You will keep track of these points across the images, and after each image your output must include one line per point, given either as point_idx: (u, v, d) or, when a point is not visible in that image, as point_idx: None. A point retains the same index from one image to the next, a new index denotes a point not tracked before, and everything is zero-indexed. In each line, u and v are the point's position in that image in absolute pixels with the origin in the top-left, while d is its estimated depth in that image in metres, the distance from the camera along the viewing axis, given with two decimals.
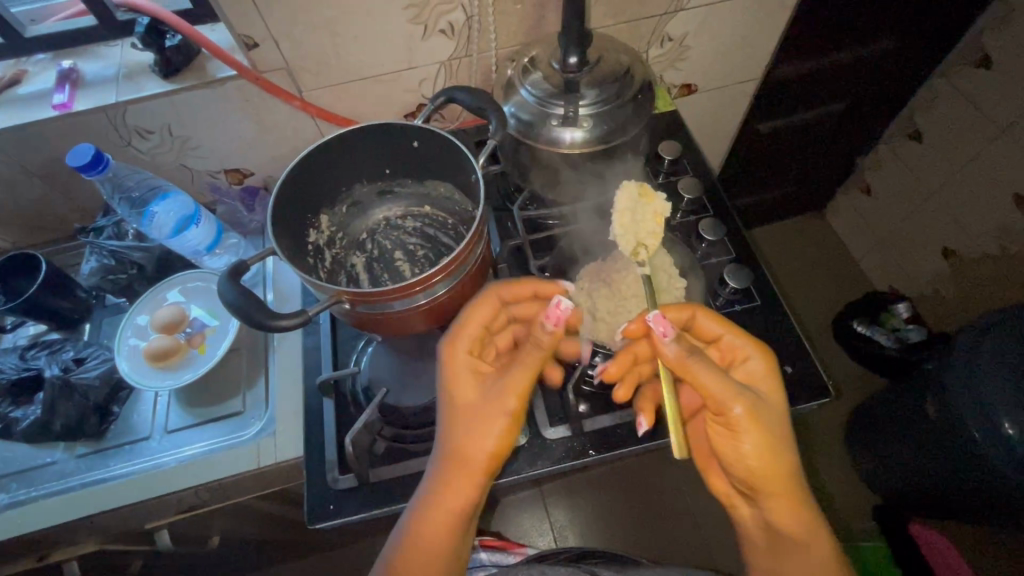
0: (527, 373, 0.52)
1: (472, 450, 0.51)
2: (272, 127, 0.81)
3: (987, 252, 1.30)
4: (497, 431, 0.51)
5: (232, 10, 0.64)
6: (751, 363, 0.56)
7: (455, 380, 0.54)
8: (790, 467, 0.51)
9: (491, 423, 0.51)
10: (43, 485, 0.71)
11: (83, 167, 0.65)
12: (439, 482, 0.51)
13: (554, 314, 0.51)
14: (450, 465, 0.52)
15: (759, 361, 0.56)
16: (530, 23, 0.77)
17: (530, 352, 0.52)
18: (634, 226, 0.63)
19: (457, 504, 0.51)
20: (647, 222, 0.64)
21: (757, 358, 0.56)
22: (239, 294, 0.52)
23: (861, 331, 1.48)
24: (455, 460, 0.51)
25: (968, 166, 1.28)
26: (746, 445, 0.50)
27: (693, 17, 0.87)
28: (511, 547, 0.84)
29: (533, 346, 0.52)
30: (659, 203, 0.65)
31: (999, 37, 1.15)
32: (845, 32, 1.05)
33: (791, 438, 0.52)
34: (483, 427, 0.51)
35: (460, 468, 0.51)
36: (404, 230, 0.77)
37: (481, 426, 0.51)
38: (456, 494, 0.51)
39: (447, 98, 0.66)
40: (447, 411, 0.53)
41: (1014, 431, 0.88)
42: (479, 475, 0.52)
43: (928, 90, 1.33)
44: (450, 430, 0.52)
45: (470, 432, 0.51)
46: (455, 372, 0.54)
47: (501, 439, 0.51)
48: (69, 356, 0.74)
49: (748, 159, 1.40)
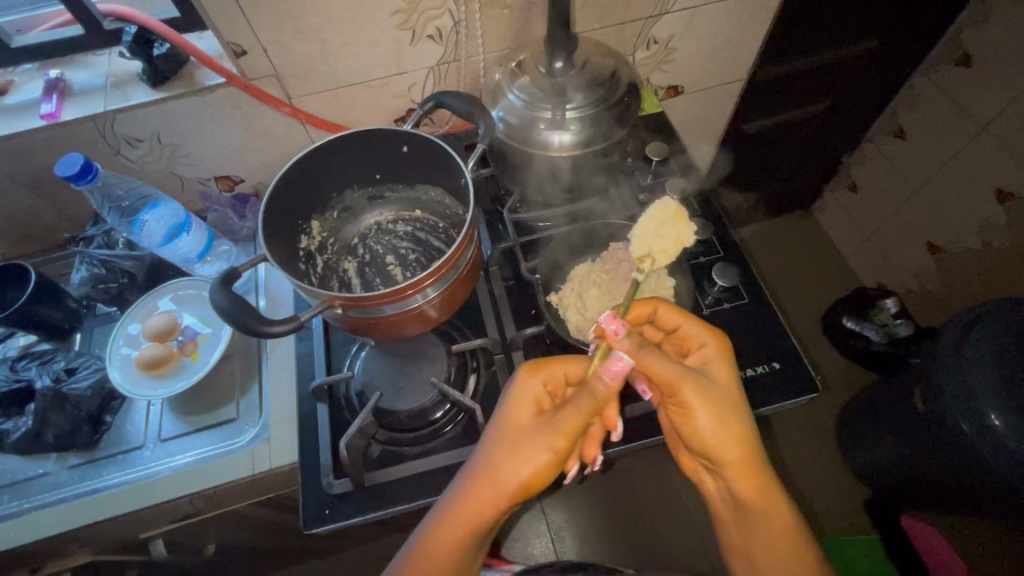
0: (579, 415, 0.51)
1: (501, 471, 0.50)
2: (262, 133, 0.82)
3: (970, 246, 1.32)
4: (535, 461, 0.50)
5: (219, 18, 0.64)
6: (706, 348, 0.57)
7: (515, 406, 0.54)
8: (744, 443, 0.52)
9: (533, 452, 0.50)
10: (35, 497, 0.71)
11: (72, 176, 0.65)
12: (463, 495, 0.52)
13: (613, 368, 0.51)
14: (476, 482, 0.51)
15: (713, 344, 0.56)
16: (517, 27, 0.77)
17: (583, 396, 0.52)
18: (655, 236, 0.61)
19: (474, 519, 0.51)
20: (670, 234, 0.61)
21: (711, 341, 0.57)
22: (231, 301, 0.52)
23: (851, 327, 1.49)
24: (479, 477, 0.51)
25: (951, 163, 1.30)
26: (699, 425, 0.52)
27: (678, 19, 0.88)
28: (498, 564, 0.81)
29: (588, 395, 0.52)
30: (687, 231, 0.62)
31: (977, 36, 1.17)
32: (828, 33, 1.07)
33: (747, 415, 0.53)
34: (523, 454, 0.50)
35: (484, 486, 0.51)
36: (396, 234, 0.78)
37: (521, 453, 0.50)
38: (471, 508, 0.51)
39: (436, 103, 0.66)
40: (495, 432, 0.54)
41: (1000, 422, 0.89)
42: (504, 499, 0.51)
43: (910, 88, 1.35)
44: (488, 450, 0.53)
45: (509, 456, 0.51)
46: (520, 402, 0.54)
47: (538, 471, 0.50)
48: (59, 366, 0.74)
49: (736, 159, 1.41)
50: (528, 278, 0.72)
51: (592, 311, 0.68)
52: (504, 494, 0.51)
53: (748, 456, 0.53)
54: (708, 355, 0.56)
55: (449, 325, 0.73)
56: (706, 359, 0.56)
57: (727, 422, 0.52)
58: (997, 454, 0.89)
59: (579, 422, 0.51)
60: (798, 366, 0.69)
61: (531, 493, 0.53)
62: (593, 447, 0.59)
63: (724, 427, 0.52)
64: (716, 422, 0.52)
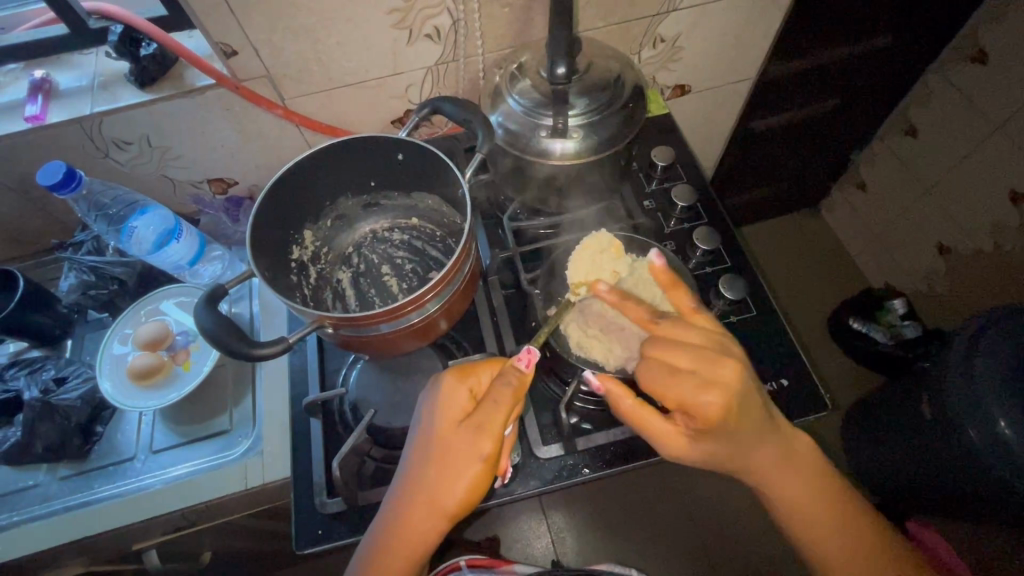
0: (497, 419, 0.50)
1: (437, 492, 0.51)
2: (255, 135, 0.79)
3: (981, 248, 1.29)
4: (463, 478, 0.51)
5: (208, 18, 0.62)
6: (706, 402, 0.50)
7: (434, 418, 0.53)
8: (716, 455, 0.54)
9: (464, 470, 0.51)
10: (25, 509, 0.69)
11: (55, 185, 0.63)
12: (400, 518, 0.52)
13: (527, 358, 0.52)
14: (414, 503, 0.52)
15: (716, 394, 0.50)
16: (518, 26, 0.74)
17: (499, 399, 0.51)
18: (592, 262, 0.67)
19: (423, 535, 0.52)
20: (607, 266, 0.67)
21: (710, 394, 0.50)
22: (217, 321, 0.50)
23: (857, 328, 1.46)
24: (419, 495, 0.52)
25: (964, 162, 1.27)
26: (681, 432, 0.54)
27: (686, 17, 0.85)
28: (500, 565, 0.76)
29: (502, 391, 0.51)
30: (620, 263, 0.68)
31: (993, 32, 1.13)
32: (839, 28, 1.04)
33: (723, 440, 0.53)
34: (452, 475, 0.51)
35: (423, 507, 0.52)
36: (392, 243, 0.76)
37: (451, 473, 0.51)
38: (416, 525, 0.52)
39: (433, 109, 0.64)
40: (422, 450, 0.53)
41: (1010, 431, 0.86)
42: (443, 518, 0.52)
43: (923, 85, 1.31)
44: (418, 465, 0.53)
45: (440, 476, 0.51)
46: (440, 412, 0.53)
47: (469, 487, 0.51)
48: (49, 376, 0.72)
49: (743, 158, 1.38)
50: (528, 290, 0.70)
51: (594, 328, 0.65)
52: (441, 510, 0.52)
53: (769, 463, 0.57)
54: (709, 410, 0.50)
55: (447, 337, 0.71)
56: (714, 412, 0.50)
57: (720, 446, 0.54)
58: (1003, 463, 0.87)
59: (503, 423, 0.51)
60: (804, 380, 0.67)
61: (470, 509, 0.54)
62: (506, 457, 0.56)
63: (706, 454, 0.54)
64: (704, 453, 0.55)
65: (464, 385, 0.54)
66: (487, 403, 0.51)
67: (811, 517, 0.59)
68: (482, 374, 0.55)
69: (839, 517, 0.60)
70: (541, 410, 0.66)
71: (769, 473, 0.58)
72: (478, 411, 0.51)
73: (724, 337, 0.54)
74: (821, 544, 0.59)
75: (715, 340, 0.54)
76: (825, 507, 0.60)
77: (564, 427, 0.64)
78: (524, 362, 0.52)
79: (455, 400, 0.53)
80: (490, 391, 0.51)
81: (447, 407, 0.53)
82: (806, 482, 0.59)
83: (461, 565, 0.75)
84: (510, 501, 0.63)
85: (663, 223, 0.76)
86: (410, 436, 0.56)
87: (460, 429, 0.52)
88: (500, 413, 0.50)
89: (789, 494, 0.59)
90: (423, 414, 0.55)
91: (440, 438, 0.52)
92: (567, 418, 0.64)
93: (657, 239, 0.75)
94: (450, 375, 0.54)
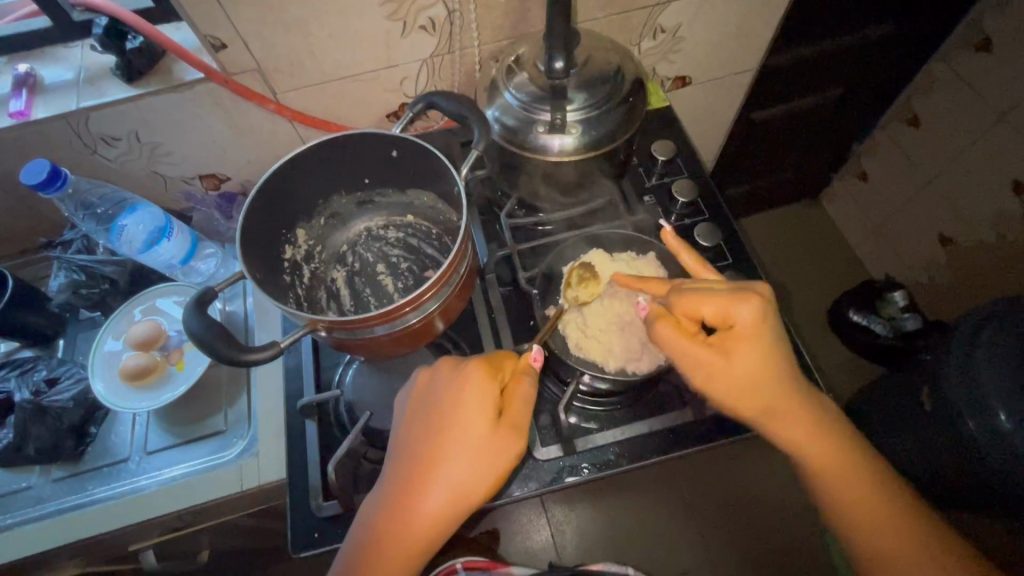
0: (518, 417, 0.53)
1: (467, 481, 0.51)
2: (246, 130, 0.77)
3: (984, 240, 1.27)
4: (496, 473, 0.51)
5: (194, 9, 0.60)
6: (736, 309, 0.51)
7: (455, 407, 0.52)
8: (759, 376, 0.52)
9: (484, 471, 0.51)
10: (19, 511, 0.69)
11: (39, 184, 0.62)
12: (399, 515, 0.51)
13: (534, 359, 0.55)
14: (422, 504, 0.51)
15: (747, 303, 0.51)
16: (514, 18, 0.72)
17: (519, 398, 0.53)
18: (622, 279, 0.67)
19: (429, 529, 0.51)
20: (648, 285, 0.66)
21: (750, 300, 0.51)
22: (207, 325, 0.49)
23: (857, 320, 1.44)
24: (443, 484, 0.51)
25: (967, 152, 1.25)
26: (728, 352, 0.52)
27: (686, 8, 0.83)
28: (496, 566, 0.75)
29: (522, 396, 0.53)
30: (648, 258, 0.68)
31: (1000, 20, 1.11)
32: (842, 15, 1.01)
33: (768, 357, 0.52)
34: (471, 475, 0.51)
35: (429, 507, 0.51)
36: (387, 240, 0.75)
37: (471, 474, 0.51)
38: (432, 512, 0.51)
39: (427, 104, 0.62)
40: (429, 439, 0.53)
41: (1009, 423, 0.84)
42: (448, 518, 0.52)
43: (927, 74, 1.30)
44: (439, 453, 0.52)
45: (458, 473, 0.51)
46: (470, 403, 0.52)
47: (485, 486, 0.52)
48: (41, 377, 0.71)
49: (744, 150, 1.36)
50: (525, 288, 0.69)
51: (594, 328, 0.64)
52: (464, 499, 0.52)
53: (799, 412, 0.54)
54: (746, 309, 0.50)
55: (444, 337, 0.70)
56: (749, 320, 0.51)
57: (756, 381, 0.52)
58: (1005, 457, 0.85)
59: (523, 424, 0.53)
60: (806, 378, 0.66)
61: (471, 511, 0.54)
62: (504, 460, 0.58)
63: (748, 376, 0.52)
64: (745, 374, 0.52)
65: (493, 375, 0.53)
66: (516, 401, 0.53)
67: (839, 478, 0.55)
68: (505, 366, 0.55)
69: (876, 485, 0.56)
70: (540, 411, 0.65)
71: (794, 428, 0.54)
72: (513, 404, 0.53)
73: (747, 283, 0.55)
74: (857, 514, 0.55)
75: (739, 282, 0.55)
76: (856, 468, 0.56)
77: (563, 428, 0.63)
78: (535, 360, 0.56)
79: (485, 390, 0.52)
80: (521, 385, 0.54)
81: (472, 394, 0.52)
82: (840, 448, 0.56)
83: (457, 567, 0.74)
84: (508, 503, 0.62)
85: (663, 218, 0.74)
86: (413, 424, 0.55)
87: (480, 414, 0.52)
88: (529, 408, 0.54)
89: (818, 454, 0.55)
90: (436, 401, 0.53)
91: (471, 431, 0.51)
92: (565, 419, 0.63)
93: (657, 236, 0.74)
94: (478, 364, 0.53)
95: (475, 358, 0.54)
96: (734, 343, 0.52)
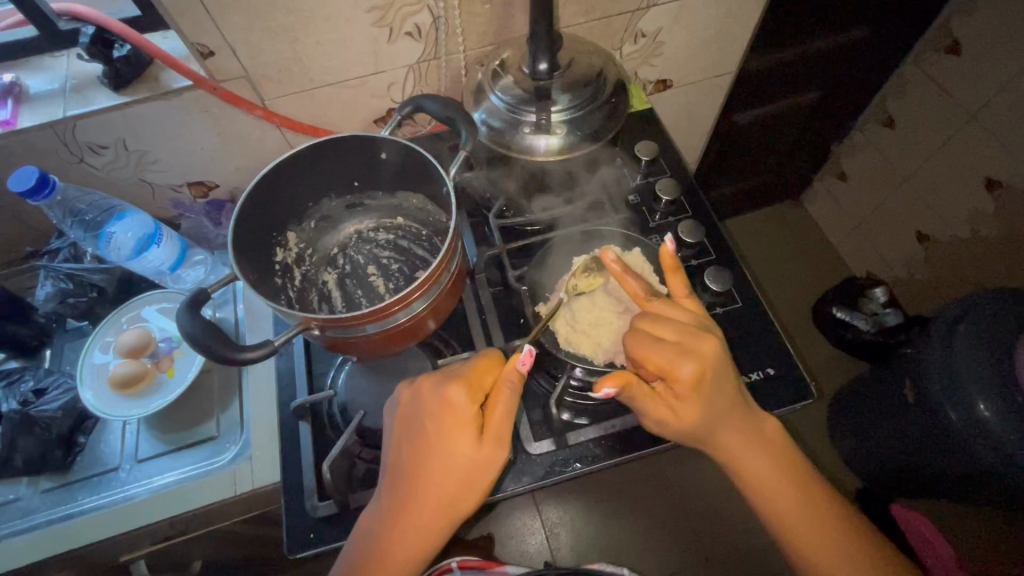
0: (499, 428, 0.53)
1: (457, 494, 0.53)
2: (234, 137, 0.78)
3: (959, 235, 1.31)
4: (479, 482, 0.53)
5: (183, 17, 0.60)
6: (682, 368, 0.53)
7: (438, 428, 0.53)
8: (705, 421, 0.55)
9: (469, 484, 0.53)
10: (7, 523, 0.68)
11: (27, 192, 0.62)
12: (394, 533, 0.53)
13: (525, 360, 0.54)
14: (413, 517, 0.53)
15: (691, 364, 0.53)
16: (498, 23, 0.74)
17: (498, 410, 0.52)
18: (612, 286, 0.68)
19: (423, 540, 0.54)
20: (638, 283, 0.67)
21: (689, 361, 0.53)
22: (200, 325, 0.49)
23: (841, 317, 1.48)
24: (431, 497, 0.53)
25: (940, 150, 1.29)
26: (678, 405, 0.55)
27: (666, 13, 0.85)
28: (491, 565, 0.75)
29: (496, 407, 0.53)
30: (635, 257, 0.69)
31: (967, 23, 1.15)
32: (817, 18, 1.04)
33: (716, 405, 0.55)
34: (457, 489, 0.53)
35: (420, 517, 0.53)
36: (377, 243, 0.75)
37: (459, 489, 0.53)
38: (424, 521, 0.53)
39: (414, 107, 0.63)
40: (413, 459, 0.54)
41: (988, 411, 0.86)
42: (437, 525, 0.54)
43: (900, 75, 1.34)
44: (425, 470, 0.53)
45: (444, 490, 0.53)
46: (444, 421, 0.53)
47: (474, 497, 0.54)
48: (28, 387, 0.71)
49: (725, 151, 1.39)
50: (515, 288, 0.70)
51: (582, 322, 0.65)
52: (454, 510, 0.54)
53: (763, 447, 0.59)
54: (687, 377, 0.52)
55: (435, 337, 0.71)
56: (688, 380, 0.53)
57: (705, 428, 0.56)
58: (988, 446, 0.87)
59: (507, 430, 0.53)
60: (790, 368, 0.68)
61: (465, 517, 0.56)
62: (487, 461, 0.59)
63: (698, 423, 0.55)
64: (693, 420, 0.55)
65: (473, 393, 0.53)
66: (500, 412, 0.53)
67: (803, 520, 0.59)
68: (486, 379, 0.55)
69: (825, 514, 0.59)
70: (531, 406, 0.66)
71: (758, 463, 0.59)
72: (493, 414, 0.53)
73: (699, 329, 0.55)
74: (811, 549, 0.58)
75: (691, 331, 0.55)
76: (812, 501, 0.60)
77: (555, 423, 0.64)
78: (524, 363, 0.54)
79: (468, 412, 0.52)
80: (501, 393, 0.53)
81: (456, 415, 0.52)
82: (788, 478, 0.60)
83: (452, 566, 0.74)
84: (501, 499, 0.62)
85: (649, 216, 0.76)
86: (400, 444, 0.55)
87: (461, 443, 0.52)
88: (511, 415, 0.53)
89: (776, 490, 0.59)
90: (420, 422, 0.54)
91: (453, 449, 0.52)
92: (557, 412, 0.64)
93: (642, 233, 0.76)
94: (461, 389, 0.53)
95: (454, 378, 0.54)
96: (686, 401, 0.54)
